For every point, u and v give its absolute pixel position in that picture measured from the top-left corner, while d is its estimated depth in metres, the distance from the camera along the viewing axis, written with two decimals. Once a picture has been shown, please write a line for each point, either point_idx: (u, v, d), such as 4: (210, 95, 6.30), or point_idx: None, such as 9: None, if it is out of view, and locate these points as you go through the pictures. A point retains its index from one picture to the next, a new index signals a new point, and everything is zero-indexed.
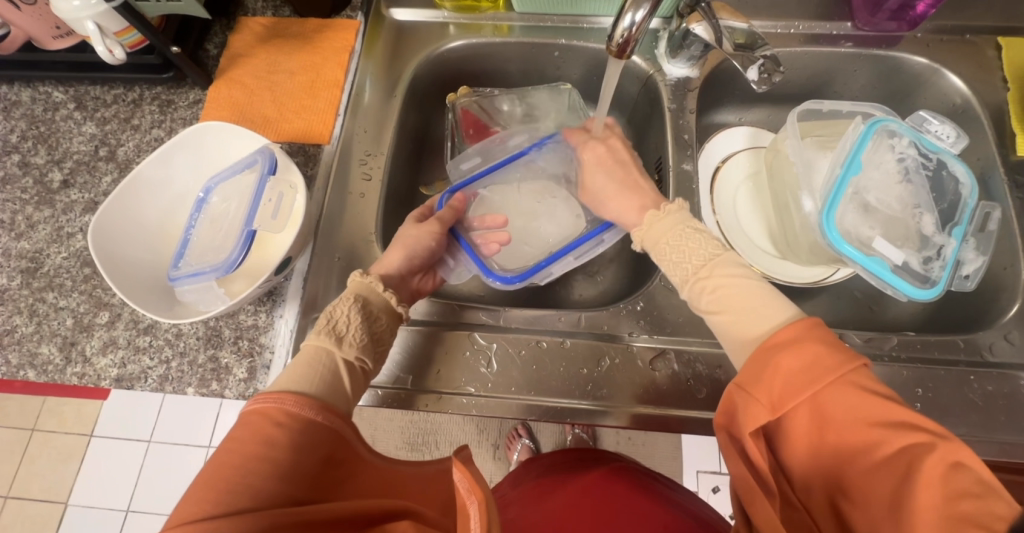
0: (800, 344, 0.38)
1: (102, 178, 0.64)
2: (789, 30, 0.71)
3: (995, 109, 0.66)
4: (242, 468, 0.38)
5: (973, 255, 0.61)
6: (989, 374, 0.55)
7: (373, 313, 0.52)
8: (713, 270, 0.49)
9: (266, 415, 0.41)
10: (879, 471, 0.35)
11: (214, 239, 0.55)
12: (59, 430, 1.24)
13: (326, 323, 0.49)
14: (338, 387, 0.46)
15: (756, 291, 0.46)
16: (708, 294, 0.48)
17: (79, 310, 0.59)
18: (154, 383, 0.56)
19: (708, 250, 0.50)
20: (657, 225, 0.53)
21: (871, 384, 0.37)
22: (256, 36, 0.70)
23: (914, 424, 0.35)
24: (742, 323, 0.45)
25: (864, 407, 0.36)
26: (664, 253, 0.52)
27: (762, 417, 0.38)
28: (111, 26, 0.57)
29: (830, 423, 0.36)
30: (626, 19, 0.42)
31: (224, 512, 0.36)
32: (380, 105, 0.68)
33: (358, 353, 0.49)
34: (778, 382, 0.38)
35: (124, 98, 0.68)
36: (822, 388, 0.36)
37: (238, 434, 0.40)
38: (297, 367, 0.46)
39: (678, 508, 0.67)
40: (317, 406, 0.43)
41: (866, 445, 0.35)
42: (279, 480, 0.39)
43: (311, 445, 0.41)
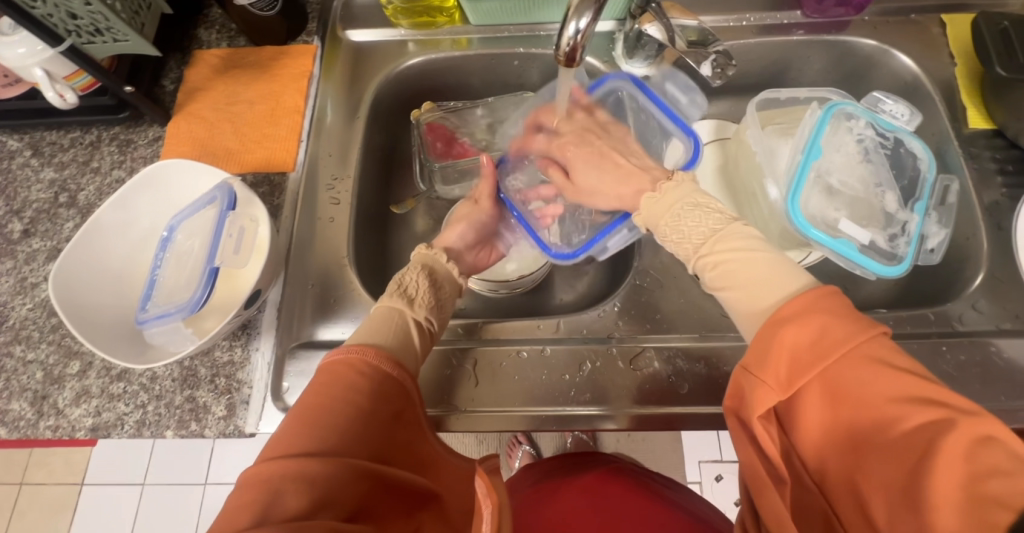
0: (809, 312, 0.38)
1: (64, 224, 0.63)
2: (741, 23, 0.72)
3: (945, 84, 0.68)
4: (331, 410, 0.43)
5: (936, 228, 0.62)
6: (961, 343, 0.56)
7: (438, 281, 0.57)
8: (715, 245, 0.49)
9: (351, 364, 0.46)
10: (900, 450, 0.34)
11: (180, 278, 0.54)
12: (49, 482, 1.25)
13: (397, 288, 0.54)
14: (409, 344, 0.51)
15: (762, 262, 0.45)
16: (710, 269, 0.48)
17: (48, 362, 0.57)
18: (131, 429, 0.55)
19: (711, 225, 0.50)
20: (657, 204, 0.53)
21: (888, 357, 0.36)
22: (213, 68, 0.69)
23: (934, 401, 0.34)
24: (748, 297, 0.45)
25: (878, 383, 0.35)
26: (668, 232, 0.52)
27: (771, 398, 0.37)
28: (60, 71, 0.56)
29: (842, 401, 0.35)
30: (570, 27, 0.42)
31: (316, 450, 0.40)
32: (343, 128, 0.68)
33: (426, 314, 0.54)
34: (783, 363, 0.37)
35: (81, 141, 0.67)
36: (831, 362, 0.36)
37: (327, 379, 0.45)
38: (375, 324, 0.51)
39: (675, 507, 0.67)
40: (393, 361, 0.48)
41: (882, 422, 0.34)
42: (359, 426, 0.43)
43: (385, 399, 0.46)
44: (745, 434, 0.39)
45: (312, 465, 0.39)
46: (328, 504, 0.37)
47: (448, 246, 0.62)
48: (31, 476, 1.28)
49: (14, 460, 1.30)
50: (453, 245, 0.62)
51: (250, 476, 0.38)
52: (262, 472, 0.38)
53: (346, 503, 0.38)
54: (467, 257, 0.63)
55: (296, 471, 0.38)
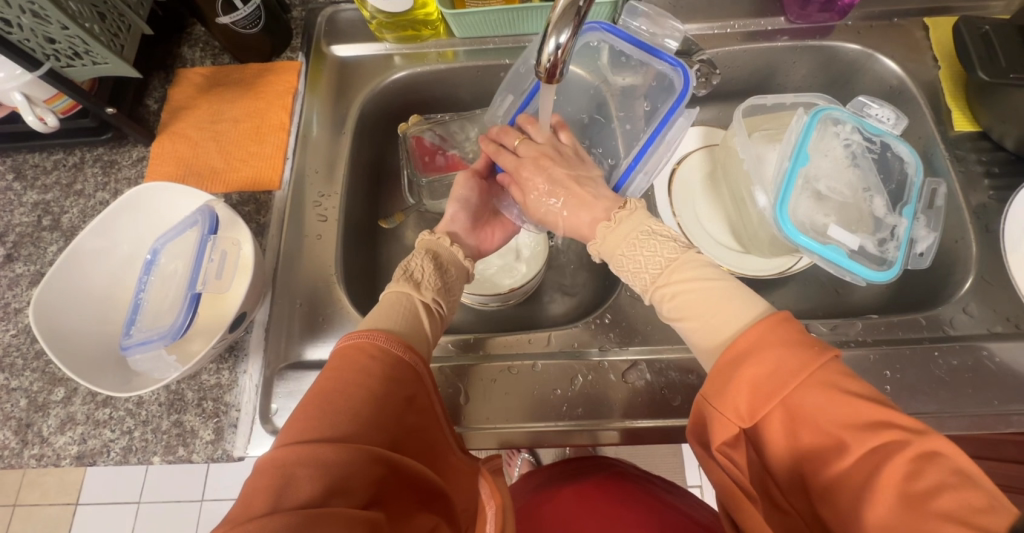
0: (765, 347, 0.38)
1: (47, 248, 0.62)
2: (725, 31, 0.72)
3: (930, 87, 0.68)
4: (346, 394, 0.41)
5: (925, 232, 0.62)
6: (952, 348, 0.55)
7: (444, 264, 0.55)
8: (671, 275, 0.48)
9: (362, 347, 0.45)
10: (854, 473, 0.34)
11: (164, 302, 0.54)
12: (43, 503, 1.24)
13: (403, 273, 0.53)
14: (419, 328, 0.50)
15: (717, 292, 0.46)
16: (668, 299, 0.48)
17: (33, 390, 0.56)
18: (117, 456, 0.54)
19: (666, 255, 0.49)
20: (612, 234, 0.52)
21: (841, 382, 0.36)
22: (196, 86, 0.69)
23: (886, 422, 0.34)
24: (704, 328, 0.45)
25: (828, 410, 0.35)
26: (622, 263, 0.51)
27: (731, 430, 0.38)
28: (39, 94, 0.56)
29: (801, 427, 0.36)
30: (550, 44, 0.42)
31: (329, 436, 0.39)
32: (329, 143, 0.68)
33: (434, 297, 0.52)
34: (743, 393, 0.38)
35: (64, 163, 0.66)
36: (790, 390, 0.36)
37: (340, 362, 0.44)
38: (383, 311, 0.50)
39: (675, 512, 0.65)
40: (405, 345, 0.47)
41: (838, 446, 0.35)
42: (375, 411, 0.41)
43: (400, 384, 0.44)
44: (713, 460, 0.40)
45: (326, 450, 0.38)
46: (340, 492, 0.36)
47: (447, 231, 0.60)
48: (23, 498, 1.26)
49: (6, 481, 1.28)
50: (453, 230, 0.60)
51: (265, 459, 0.37)
52: (277, 456, 0.37)
53: (359, 490, 0.37)
54: (469, 241, 0.61)
55: (311, 455, 0.37)
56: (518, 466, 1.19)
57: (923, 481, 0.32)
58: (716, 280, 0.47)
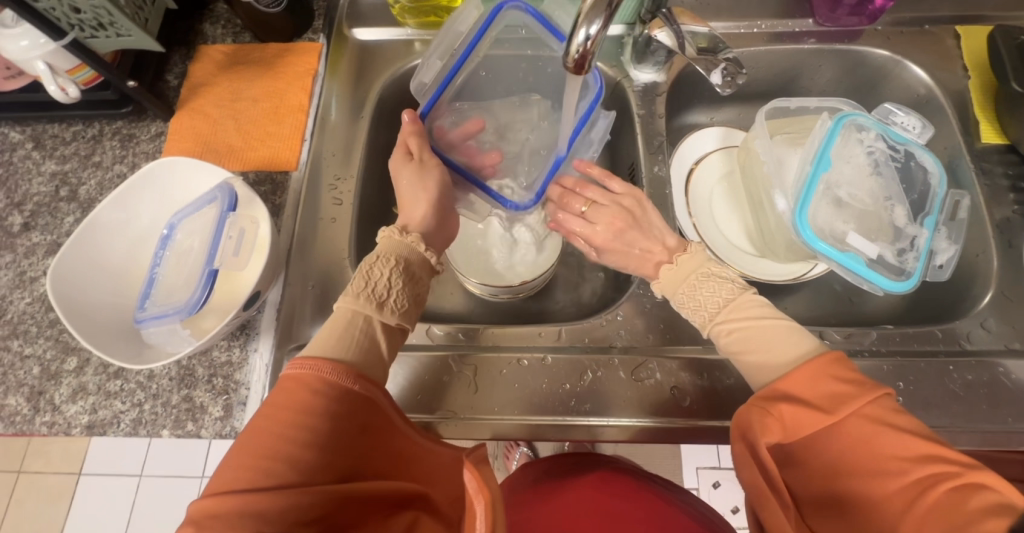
0: (820, 377, 0.42)
1: (64, 218, 0.63)
2: (751, 30, 0.71)
3: (958, 97, 0.67)
4: (285, 436, 0.40)
5: (946, 244, 0.61)
6: (968, 362, 0.55)
7: (413, 275, 0.53)
8: (731, 312, 0.50)
9: (303, 381, 0.43)
10: (900, 497, 0.37)
11: (180, 277, 0.54)
12: (47, 471, 1.27)
13: (364, 285, 0.50)
14: (374, 351, 0.48)
15: (778, 331, 0.48)
16: (727, 334, 0.50)
17: (45, 358, 0.57)
18: (127, 427, 0.54)
19: (725, 293, 0.51)
20: (676, 273, 0.54)
21: (891, 418, 0.39)
22: (217, 64, 0.69)
23: (937, 456, 0.37)
24: (759, 357, 0.47)
25: (881, 440, 0.38)
26: (684, 300, 0.53)
27: (775, 436, 0.40)
28: (62, 64, 0.56)
29: (850, 452, 0.39)
30: (580, 34, 0.41)
31: (269, 484, 0.38)
32: (347, 127, 0.67)
33: (399, 318, 0.51)
34: (797, 410, 0.40)
35: (83, 135, 0.66)
36: (844, 417, 0.39)
37: (279, 399, 0.42)
38: (333, 331, 0.48)
39: (675, 509, 0.65)
40: (354, 374, 0.45)
41: (886, 473, 0.38)
42: (317, 451, 0.41)
43: (346, 415, 0.44)
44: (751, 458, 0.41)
45: (263, 499, 0.37)
46: None
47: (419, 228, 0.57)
48: (29, 465, 1.29)
49: (14, 447, 1.31)
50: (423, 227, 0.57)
51: (199, 514, 0.37)
52: (208, 507, 0.37)
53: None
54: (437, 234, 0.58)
55: (249, 505, 0.37)
56: (516, 459, 1.20)
57: (968, 505, 0.35)
58: (776, 317, 0.49)
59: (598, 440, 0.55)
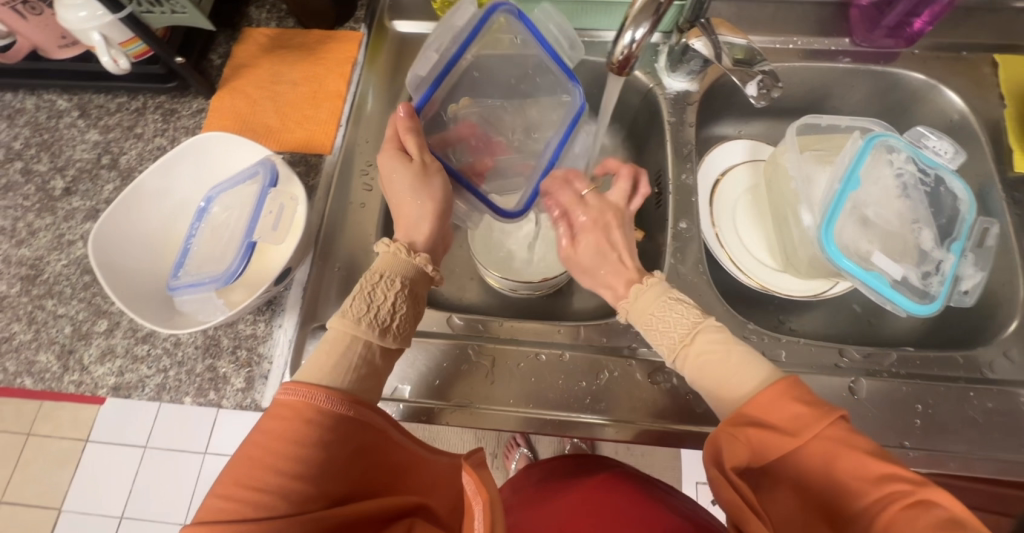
0: (782, 398, 0.41)
1: (104, 186, 0.65)
2: (787, 46, 0.71)
3: (992, 125, 0.67)
4: (278, 468, 0.40)
5: (971, 270, 0.61)
6: (988, 390, 0.55)
7: (416, 296, 0.51)
8: (697, 337, 0.48)
9: (297, 409, 0.43)
10: (862, 515, 0.37)
11: (214, 249, 0.56)
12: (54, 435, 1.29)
13: (365, 309, 0.48)
14: (372, 376, 0.48)
15: (739, 356, 0.46)
16: (691, 361, 0.48)
17: (77, 318, 0.59)
18: (151, 392, 0.56)
19: (690, 318, 0.49)
20: (641, 297, 0.52)
21: (852, 438, 0.39)
22: (260, 46, 0.70)
23: (896, 475, 0.37)
24: (721, 386, 0.45)
25: (841, 459, 0.38)
26: (650, 325, 0.51)
27: (743, 456, 0.39)
28: (116, 37, 0.58)
29: (812, 470, 0.39)
30: (626, 36, 0.44)
31: (263, 516, 0.38)
32: (381, 116, 0.69)
33: (398, 341, 0.49)
34: (762, 430, 0.40)
35: (127, 106, 0.68)
36: (807, 438, 0.39)
37: (272, 427, 0.42)
38: (329, 356, 0.46)
39: (678, 501, 0.65)
40: (349, 401, 0.45)
41: (848, 491, 0.37)
42: (310, 480, 0.41)
43: (339, 442, 0.43)
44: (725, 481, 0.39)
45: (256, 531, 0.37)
46: None
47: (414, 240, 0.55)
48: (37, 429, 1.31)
49: (23, 410, 1.33)
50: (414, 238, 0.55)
51: None
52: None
53: None
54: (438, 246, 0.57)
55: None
56: (515, 460, 1.20)
57: (921, 524, 0.34)
58: (738, 344, 0.47)
59: (595, 440, 0.55)
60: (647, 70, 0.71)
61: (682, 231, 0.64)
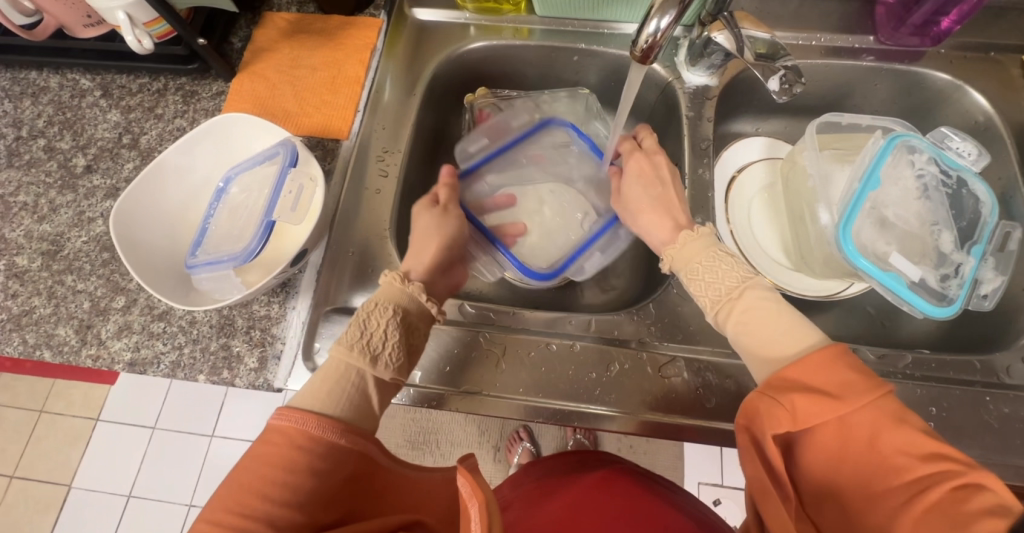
0: (834, 365, 0.39)
1: (125, 164, 0.66)
2: (810, 42, 0.70)
3: (1019, 128, 0.66)
4: (265, 495, 0.40)
5: (992, 274, 0.60)
6: (1005, 395, 0.54)
7: (411, 324, 0.51)
8: (745, 291, 0.47)
9: (289, 435, 0.43)
10: (896, 493, 0.36)
11: (232, 229, 0.57)
12: (66, 413, 1.31)
13: (359, 337, 0.48)
14: (366, 406, 0.47)
15: (788, 316, 0.45)
16: (736, 316, 0.46)
17: (96, 294, 0.60)
18: (166, 368, 0.56)
19: (740, 272, 0.48)
20: (689, 245, 0.52)
21: (901, 413, 0.37)
22: (280, 31, 0.71)
23: (942, 453, 0.35)
24: (763, 342, 0.44)
25: (888, 434, 0.36)
26: (696, 275, 0.50)
27: (784, 427, 0.38)
28: (140, 16, 0.58)
29: (853, 444, 0.37)
30: (651, 25, 0.44)
31: None
32: (398, 104, 0.69)
33: (393, 373, 0.49)
34: (808, 399, 0.38)
35: (149, 87, 0.69)
36: (855, 410, 0.37)
37: (263, 452, 0.42)
38: (323, 383, 0.46)
39: (683, 499, 0.65)
40: (341, 428, 0.44)
41: (887, 468, 0.36)
42: (300, 509, 0.41)
43: (331, 471, 0.43)
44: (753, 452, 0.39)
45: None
46: None
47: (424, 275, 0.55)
48: (49, 406, 1.33)
49: (37, 388, 1.35)
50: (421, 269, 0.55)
51: None
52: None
53: None
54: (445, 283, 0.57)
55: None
56: (517, 454, 1.20)
57: (968, 506, 0.33)
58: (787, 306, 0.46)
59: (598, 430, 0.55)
60: (667, 63, 0.70)
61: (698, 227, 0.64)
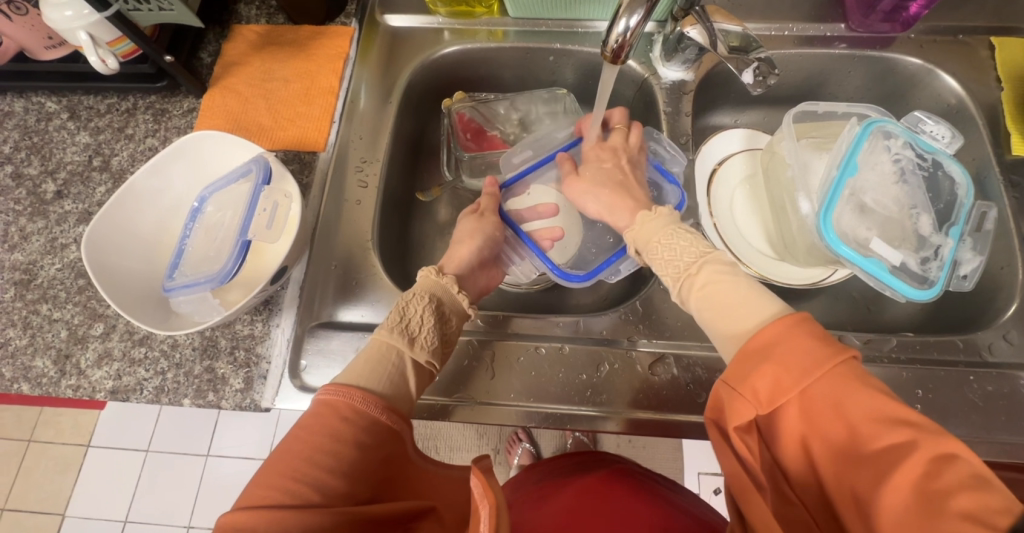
0: (788, 336, 0.38)
1: (96, 188, 0.64)
2: (783, 33, 0.71)
3: (990, 109, 0.67)
4: (311, 461, 0.40)
5: (971, 254, 0.61)
6: (988, 374, 0.55)
7: (444, 314, 0.53)
8: (702, 267, 0.48)
9: (335, 409, 0.44)
10: (868, 466, 0.33)
11: (209, 249, 0.56)
12: (56, 441, 1.29)
13: (398, 321, 0.50)
14: (403, 387, 0.48)
15: (744, 287, 0.45)
16: (697, 292, 0.47)
17: (73, 322, 0.58)
18: (150, 394, 0.55)
19: (697, 249, 0.49)
20: (646, 226, 0.53)
21: (864, 378, 0.36)
22: (250, 44, 0.70)
23: (906, 421, 0.34)
24: (722, 314, 0.44)
25: (851, 401, 0.35)
26: (655, 254, 0.51)
27: (749, 414, 0.37)
28: (103, 36, 0.57)
29: (819, 415, 0.35)
30: (620, 25, 0.44)
31: (294, 504, 0.38)
32: (375, 112, 0.68)
33: (428, 356, 0.50)
34: (763, 378, 0.37)
35: (117, 107, 0.68)
36: (812, 381, 0.36)
37: (308, 423, 0.43)
38: (366, 362, 0.48)
39: (681, 498, 0.66)
40: (382, 404, 0.45)
41: (855, 438, 0.34)
42: (342, 477, 0.41)
43: (375, 446, 0.43)
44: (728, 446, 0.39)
45: (291, 518, 0.37)
46: None
47: (457, 271, 0.57)
48: (38, 435, 1.30)
49: (24, 417, 1.32)
50: (461, 268, 0.57)
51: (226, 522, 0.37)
52: (238, 520, 0.37)
53: None
54: (476, 282, 0.59)
55: (279, 523, 0.37)
56: (518, 455, 1.20)
57: (942, 479, 0.31)
58: (744, 276, 0.46)
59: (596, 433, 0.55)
60: (642, 60, 0.70)
61: None
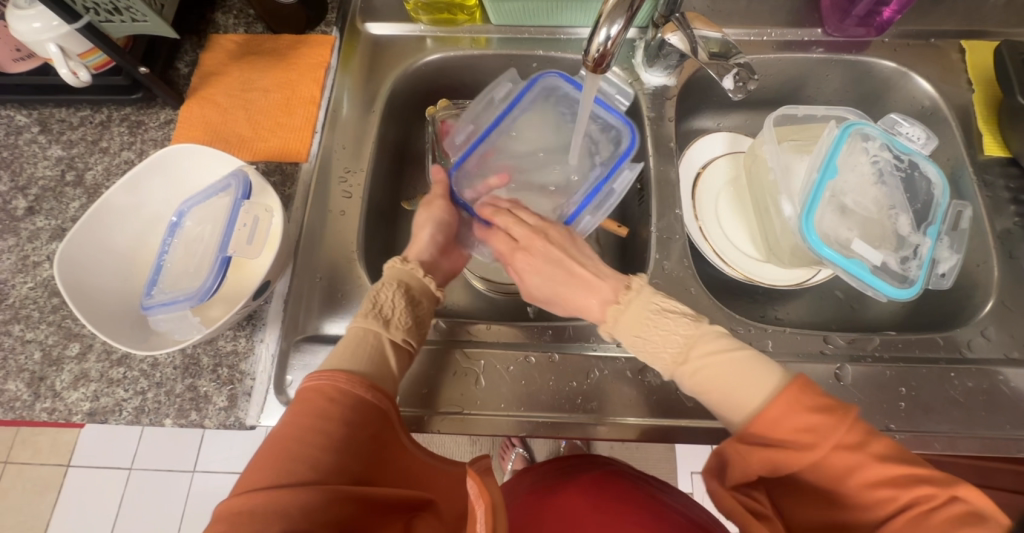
0: (791, 410, 0.39)
1: (70, 203, 0.62)
2: (762, 38, 0.72)
3: (962, 110, 0.69)
4: (303, 441, 0.40)
5: (948, 253, 0.62)
6: (968, 369, 0.56)
7: (415, 298, 0.53)
8: (692, 354, 0.46)
9: (322, 391, 0.44)
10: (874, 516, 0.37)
11: (188, 266, 0.54)
12: (34, 461, 1.25)
13: (371, 306, 0.50)
14: (384, 367, 0.48)
15: (737, 365, 0.44)
16: (693, 379, 0.46)
17: (47, 342, 0.56)
18: (129, 415, 0.53)
19: (682, 335, 0.47)
20: (626, 318, 0.49)
21: (866, 441, 0.38)
22: (229, 53, 0.69)
23: (909, 475, 0.37)
24: (725, 402, 0.44)
25: (859, 465, 0.37)
26: (640, 346, 0.48)
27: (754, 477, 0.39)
28: (74, 47, 0.56)
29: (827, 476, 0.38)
30: (601, 34, 0.44)
31: (288, 482, 0.38)
32: (357, 121, 0.67)
33: (404, 334, 0.50)
34: (771, 453, 0.39)
35: (91, 119, 0.66)
36: (822, 451, 0.38)
37: (299, 407, 0.43)
38: (345, 346, 0.48)
39: (674, 497, 0.66)
40: (366, 384, 0.45)
41: (864, 496, 0.37)
42: (333, 452, 0.41)
43: (362, 424, 0.43)
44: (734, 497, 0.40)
45: (285, 495, 0.37)
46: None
47: (419, 258, 0.58)
48: (14, 456, 1.26)
49: None
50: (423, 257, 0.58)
51: (223, 508, 0.37)
52: (235, 505, 0.37)
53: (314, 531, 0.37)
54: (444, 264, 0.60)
55: (273, 500, 0.37)
56: (511, 460, 1.20)
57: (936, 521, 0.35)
58: (734, 351, 0.45)
59: (589, 439, 0.55)
60: (624, 66, 0.71)
61: (665, 225, 0.64)
